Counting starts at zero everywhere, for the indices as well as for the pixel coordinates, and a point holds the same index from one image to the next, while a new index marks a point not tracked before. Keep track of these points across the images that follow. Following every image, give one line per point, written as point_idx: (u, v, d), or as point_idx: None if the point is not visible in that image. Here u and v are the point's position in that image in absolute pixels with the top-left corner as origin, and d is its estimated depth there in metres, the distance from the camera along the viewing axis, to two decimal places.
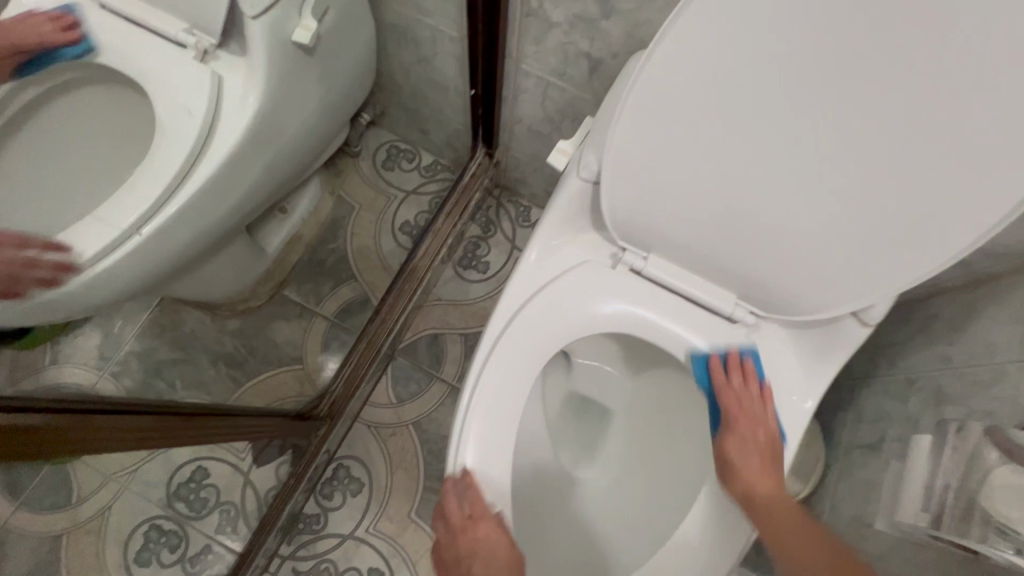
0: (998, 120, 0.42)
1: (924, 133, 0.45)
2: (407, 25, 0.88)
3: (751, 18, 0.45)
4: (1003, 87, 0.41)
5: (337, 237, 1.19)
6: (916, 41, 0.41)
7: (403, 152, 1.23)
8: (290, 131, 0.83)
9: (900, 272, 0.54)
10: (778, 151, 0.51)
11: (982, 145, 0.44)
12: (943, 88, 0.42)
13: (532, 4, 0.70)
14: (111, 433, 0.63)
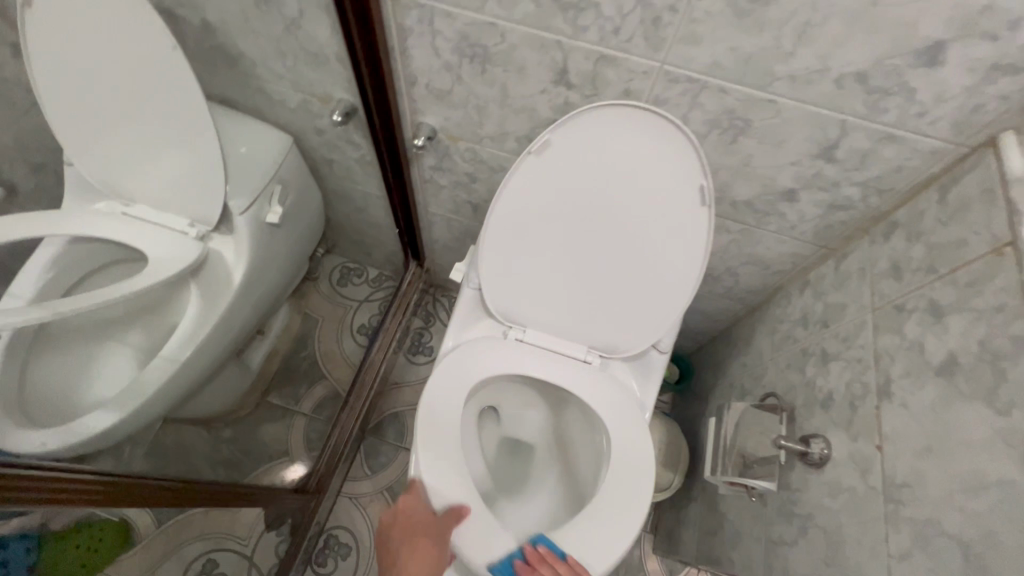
0: (671, 223, 0.77)
1: (641, 236, 0.79)
2: (345, 191, 1.23)
3: (531, 194, 0.80)
4: (663, 208, 0.76)
5: (307, 346, 1.48)
6: (613, 194, 0.77)
7: (353, 270, 1.57)
8: (268, 276, 1.14)
9: (670, 314, 0.86)
10: (576, 259, 0.84)
11: (671, 237, 0.79)
12: (638, 213, 0.77)
13: (427, 177, 1.07)
14: (143, 491, 0.87)
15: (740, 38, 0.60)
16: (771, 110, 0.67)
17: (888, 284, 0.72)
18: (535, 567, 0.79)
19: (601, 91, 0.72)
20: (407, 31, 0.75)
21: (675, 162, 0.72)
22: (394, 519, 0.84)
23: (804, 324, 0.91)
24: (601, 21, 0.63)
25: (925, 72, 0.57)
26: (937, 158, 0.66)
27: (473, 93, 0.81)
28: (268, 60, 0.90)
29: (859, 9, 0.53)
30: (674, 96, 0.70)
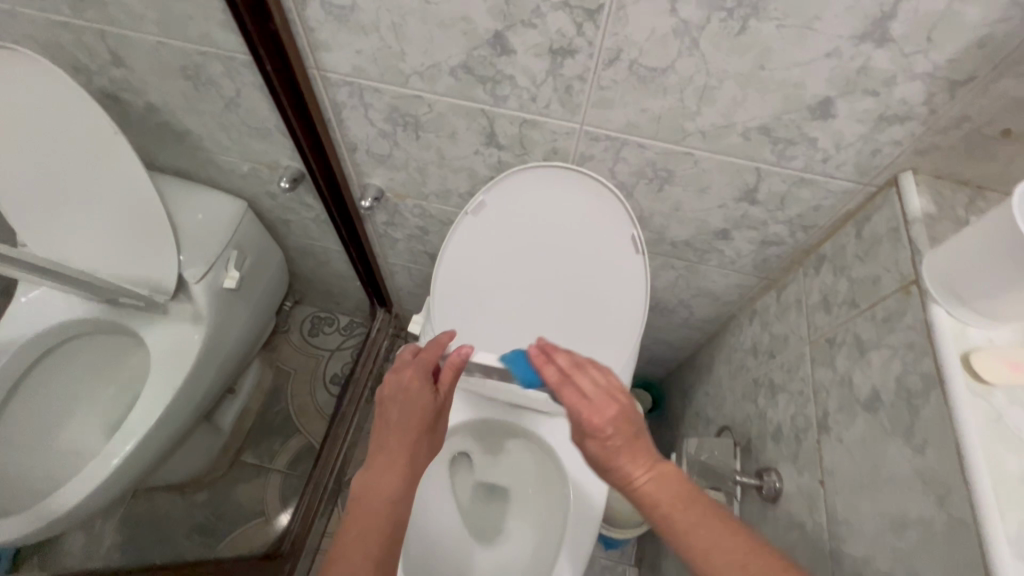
0: (613, 266, 0.79)
1: (588, 279, 0.80)
2: (305, 247, 1.24)
3: (479, 241, 0.81)
4: (604, 252, 0.79)
5: (279, 400, 1.46)
6: (554, 241, 0.79)
7: (324, 319, 1.56)
8: (230, 338, 1.14)
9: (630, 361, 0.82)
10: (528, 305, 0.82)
11: (615, 279, 0.80)
12: (581, 257, 0.79)
13: (381, 232, 1.08)
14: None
15: (648, 101, 0.63)
16: (689, 161, 0.70)
17: (821, 316, 0.74)
18: (549, 361, 0.64)
19: (530, 151, 0.75)
20: (340, 105, 0.77)
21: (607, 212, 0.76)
22: (384, 393, 0.73)
23: (755, 353, 0.93)
24: (518, 90, 0.66)
25: (820, 124, 0.60)
26: (849, 197, 0.69)
27: (411, 156, 0.84)
28: (213, 134, 0.92)
29: (749, 72, 0.56)
30: (598, 153, 0.72)
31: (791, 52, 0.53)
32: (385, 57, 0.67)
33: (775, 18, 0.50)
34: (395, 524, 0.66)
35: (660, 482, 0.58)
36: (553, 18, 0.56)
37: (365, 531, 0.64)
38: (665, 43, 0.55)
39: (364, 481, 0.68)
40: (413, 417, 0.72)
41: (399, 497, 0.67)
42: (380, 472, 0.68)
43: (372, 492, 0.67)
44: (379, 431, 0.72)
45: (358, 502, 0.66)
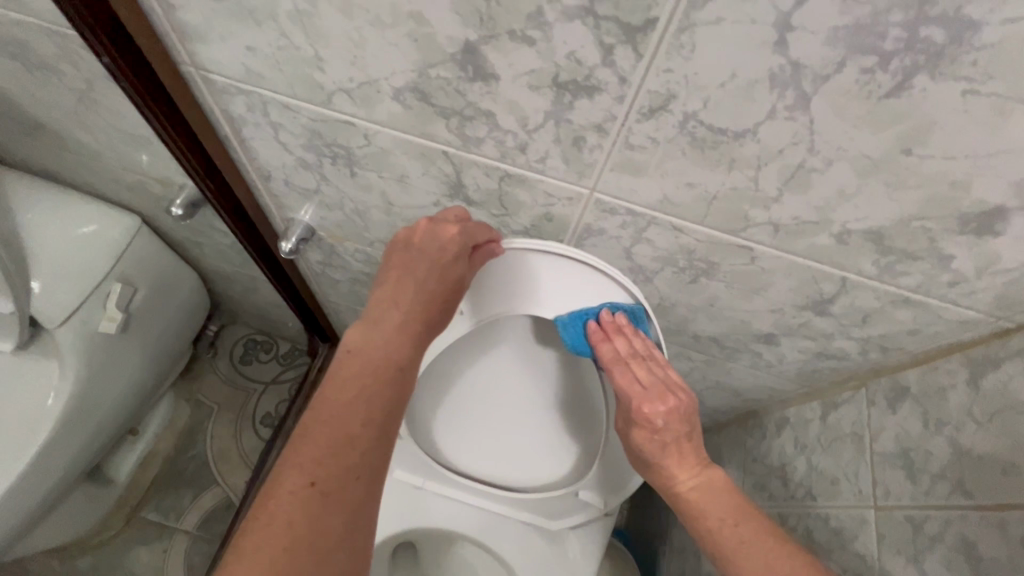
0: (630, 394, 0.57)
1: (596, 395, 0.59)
2: (225, 273, 0.98)
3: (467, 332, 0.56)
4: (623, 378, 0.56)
5: (196, 443, 1.21)
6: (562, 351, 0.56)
7: (260, 344, 1.30)
8: (111, 395, 0.87)
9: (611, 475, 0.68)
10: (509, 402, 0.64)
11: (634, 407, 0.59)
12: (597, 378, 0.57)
13: (317, 270, 0.83)
14: None
15: (699, 173, 0.40)
16: (745, 256, 0.47)
17: (897, 478, 0.53)
18: (609, 339, 0.51)
19: (513, 214, 0.52)
20: (239, 121, 0.52)
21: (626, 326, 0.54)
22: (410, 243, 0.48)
23: (782, 477, 0.72)
24: (498, 134, 0.43)
25: (969, 240, 0.38)
26: (966, 327, 0.48)
27: (347, 196, 0.60)
28: (75, 132, 0.66)
29: (882, 157, 0.34)
30: (611, 228, 0.50)
31: (965, 137, 0.31)
32: (293, 62, 0.42)
33: (966, 77, 0.28)
34: (401, 394, 0.45)
35: (717, 489, 0.50)
36: (564, 33, 0.33)
37: (360, 394, 0.42)
38: (750, 95, 0.33)
39: (365, 331, 0.46)
40: (437, 274, 0.47)
41: (408, 364, 0.46)
42: (384, 327, 0.46)
43: (375, 352, 0.44)
44: (389, 277, 0.48)
45: (353, 358, 0.44)
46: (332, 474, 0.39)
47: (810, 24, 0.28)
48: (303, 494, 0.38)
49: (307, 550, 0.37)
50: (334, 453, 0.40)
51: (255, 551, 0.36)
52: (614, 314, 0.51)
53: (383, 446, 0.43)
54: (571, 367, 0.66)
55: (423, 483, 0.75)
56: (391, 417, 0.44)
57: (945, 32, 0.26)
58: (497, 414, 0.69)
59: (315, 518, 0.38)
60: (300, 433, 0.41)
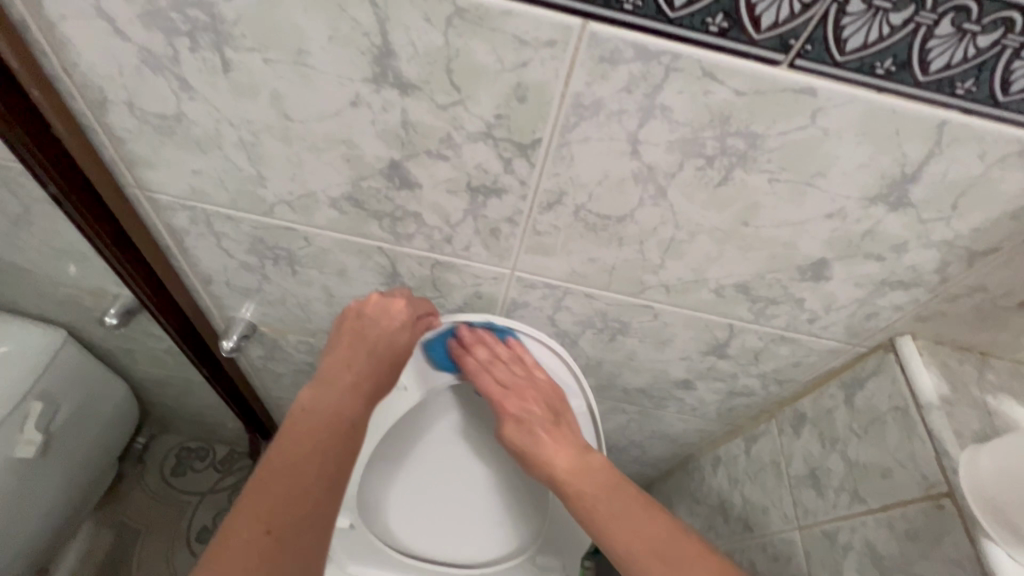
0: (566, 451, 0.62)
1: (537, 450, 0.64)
2: (158, 378, 0.95)
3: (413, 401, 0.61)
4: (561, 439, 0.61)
5: (120, 575, 1.09)
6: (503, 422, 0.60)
7: (195, 451, 1.23)
8: (23, 528, 0.80)
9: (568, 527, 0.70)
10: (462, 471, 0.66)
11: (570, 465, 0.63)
12: None
13: (258, 365, 0.84)
14: None
15: (598, 250, 0.48)
16: (649, 314, 0.55)
17: (810, 496, 0.60)
18: (470, 351, 0.57)
19: (446, 295, 0.57)
20: (181, 233, 0.56)
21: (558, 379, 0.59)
22: (363, 315, 0.52)
23: (723, 513, 0.77)
24: (426, 230, 0.49)
25: (811, 285, 0.48)
26: (834, 356, 0.57)
27: (288, 292, 0.63)
28: (4, 252, 0.66)
29: (729, 228, 0.43)
30: (533, 300, 0.56)
31: (783, 210, 0.41)
32: (236, 181, 0.47)
33: (768, 170, 0.38)
34: (352, 451, 0.46)
35: (586, 468, 0.53)
36: (471, 151, 0.41)
37: (319, 444, 0.44)
38: (622, 190, 0.41)
39: (318, 392, 0.48)
40: (386, 342, 0.53)
41: (358, 423, 0.48)
42: (337, 387, 0.49)
43: (329, 410, 0.47)
44: (340, 345, 0.52)
45: (307, 415, 0.46)
46: (287, 523, 0.39)
47: (652, 138, 0.37)
48: (258, 541, 0.37)
49: None
50: (291, 501, 0.40)
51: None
52: (473, 326, 0.57)
53: (336, 501, 0.43)
54: None
55: None
56: (345, 468, 0.45)
57: (743, 141, 0.36)
58: (452, 493, 0.71)
59: (272, 565, 0.37)
60: (253, 485, 0.40)
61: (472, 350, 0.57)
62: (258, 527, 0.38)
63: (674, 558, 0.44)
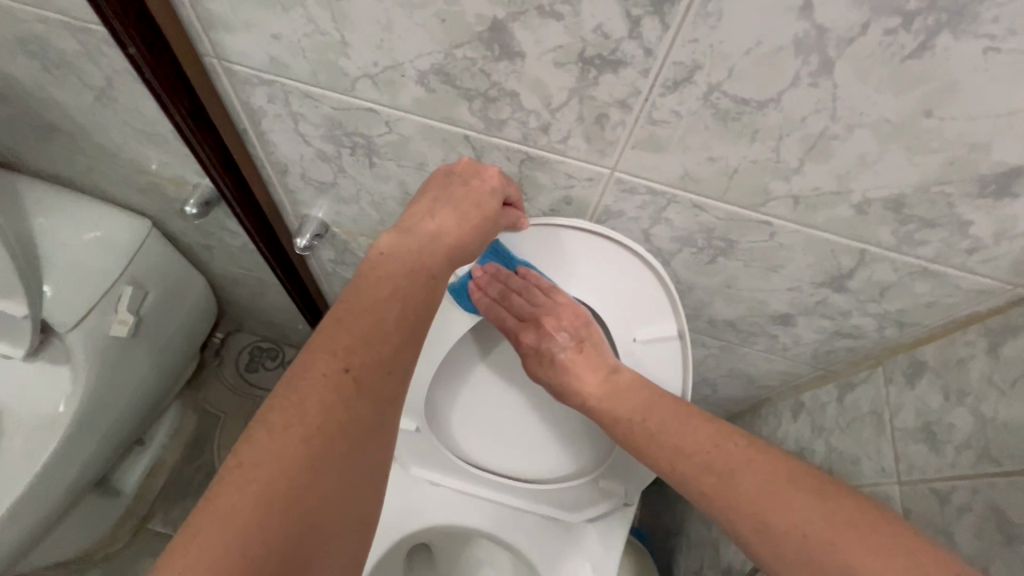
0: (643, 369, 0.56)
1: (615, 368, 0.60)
2: (233, 276, 0.98)
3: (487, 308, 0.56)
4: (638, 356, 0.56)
5: (203, 453, 1.20)
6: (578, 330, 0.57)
7: (266, 351, 1.29)
8: (121, 401, 0.86)
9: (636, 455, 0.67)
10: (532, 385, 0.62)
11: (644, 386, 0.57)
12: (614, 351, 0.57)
13: (328, 269, 0.84)
14: None
15: (722, 147, 0.41)
16: (764, 233, 0.48)
17: (920, 451, 0.53)
18: (485, 290, 0.55)
19: (532, 198, 0.52)
20: (259, 113, 0.53)
21: (648, 300, 0.53)
22: (452, 174, 0.47)
23: (799, 461, 0.72)
24: (521, 116, 0.43)
25: (987, 204, 0.39)
26: (982, 297, 0.49)
27: (363, 188, 0.60)
28: (92, 133, 0.67)
29: (903, 121, 0.35)
30: (630, 209, 0.50)
31: (985, 97, 0.32)
32: (318, 49, 0.43)
33: (987, 35, 0.29)
34: (433, 300, 0.43)
35: (614, 392, 0.53)
36: (593, 7, 0.34)
37: (398, 290, 0.40)
38: (775, 63, 0.34)
39: (400, 235, 0.44)
40: (475, 202, 0.46)
41: (442, 274, 0.44)
42: (419, 235, 0.44)
43: (411, 255, 0.43)
44: (425, 198, 0.46)
45: (387, 258, 0.42)
46: (367, 363, 0.37)
47: None
48: (337, 379, 0.36)
49: (337, 434, 0.35)
50: (368, 342, 0.38)
51: (287, 427, 0.34)
52: (485, 266, 0.55)
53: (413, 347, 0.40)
54: None
55: (438, 481, 0.74)
56: (424, 318, 0.41)
57: None
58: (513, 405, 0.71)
59: (349, 404, 0.36)
60: (330, 321, 0.38)
61: (486, 291, 0.55)
62: (336, 364, 0.36)
63: (769, 496, 0.43)
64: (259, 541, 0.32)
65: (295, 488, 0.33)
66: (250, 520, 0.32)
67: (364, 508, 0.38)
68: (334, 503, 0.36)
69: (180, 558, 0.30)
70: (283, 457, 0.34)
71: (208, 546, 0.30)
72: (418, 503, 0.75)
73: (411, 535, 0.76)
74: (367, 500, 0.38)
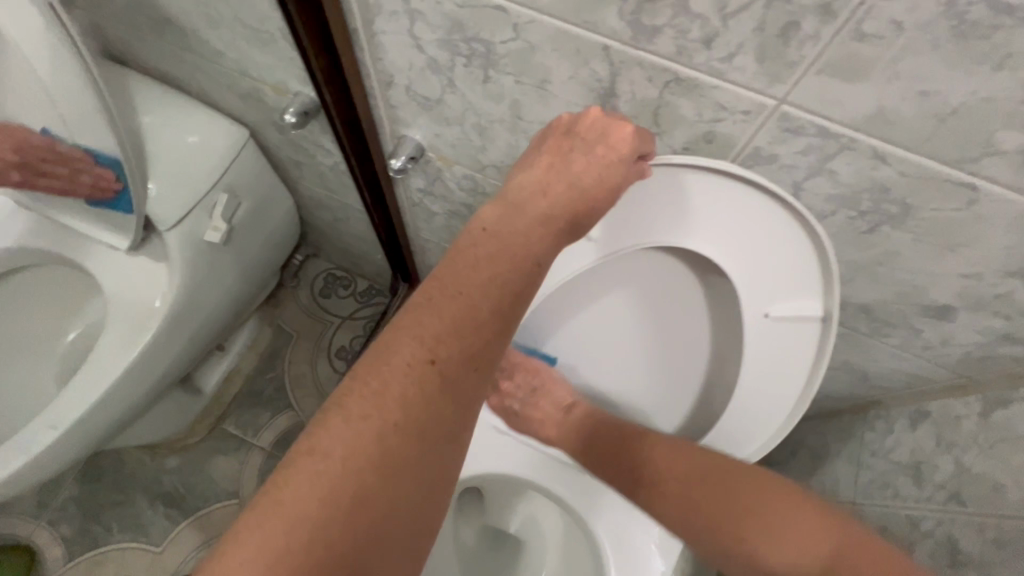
0: (763, 347, 0.49)
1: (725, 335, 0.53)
2: (320, 198, 0.98)
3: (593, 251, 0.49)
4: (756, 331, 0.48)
5: (275, 366, 1.26)
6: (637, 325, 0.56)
7: (339, 279, 1.31)
8: (209, 306, 0.90)
9: None
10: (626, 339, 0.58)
11: (759, 364, 0.49)
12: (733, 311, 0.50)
13: (414, 199, 0.80)
14: None
15: (946, 76, 0.32)
16: (959, 200, 0.39)
17: None
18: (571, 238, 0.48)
19: (665, 132, 0.45)
20: (373, 10, 0.48)
21: (798, 268, 0.45)
22: (573, 129, 0.42)
23: (914, 474, 0.63)
24: (682, 22, 0.36)
25: None
26: None
27: (471, 108, 0.55)
28: (202, 29, 0.65)
29: None
30: (786, 154, 0.42)
31: None
32: None
33: None
34: (527, 293, 0.39)
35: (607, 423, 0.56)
36: None
37: (495, 280, 0.37)
38: None
39: (504, 211, 0.40)
40: (592, 173, 0.41)
41: (543, 262, 0.39)
42: (525, 214, 0.40)
43: (511, 239, 0.39)
44: (537, 164, 0.42)
45: (489, 239, 0.39)
46: (456, 356, 0.35)
47: None
48: (420, 372, 0.34)
49: (414, 432, 0.34)
50: (458, 334, 0.35)
51: (363, 418, 0.33)
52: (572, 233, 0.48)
53: (500, 346, 0.37)
54: (697, 342, 0.55)
55: (502, 431, 0.72)
56: (517, 313, 0.38)
57: None
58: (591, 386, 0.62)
59: (431, 401, 0.34)
60: (420, 304, 0.36)
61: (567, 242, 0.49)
62: (424, 356, 0.34)
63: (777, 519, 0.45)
64: (324, 537, 0.30)
65: (364, 485, 0.32)
66: (317, 511, 0.30)
67: (432, 510, 0.35)
68: (403, 505, 0.33)
69: (245, 545, 0.29)
70: (357, 450, 0.32)
71: (279, 523, 0.30)
72: (480, 449, 0.73)
73: (470, 480, 0.75)
74: (437, 511, 0.35)
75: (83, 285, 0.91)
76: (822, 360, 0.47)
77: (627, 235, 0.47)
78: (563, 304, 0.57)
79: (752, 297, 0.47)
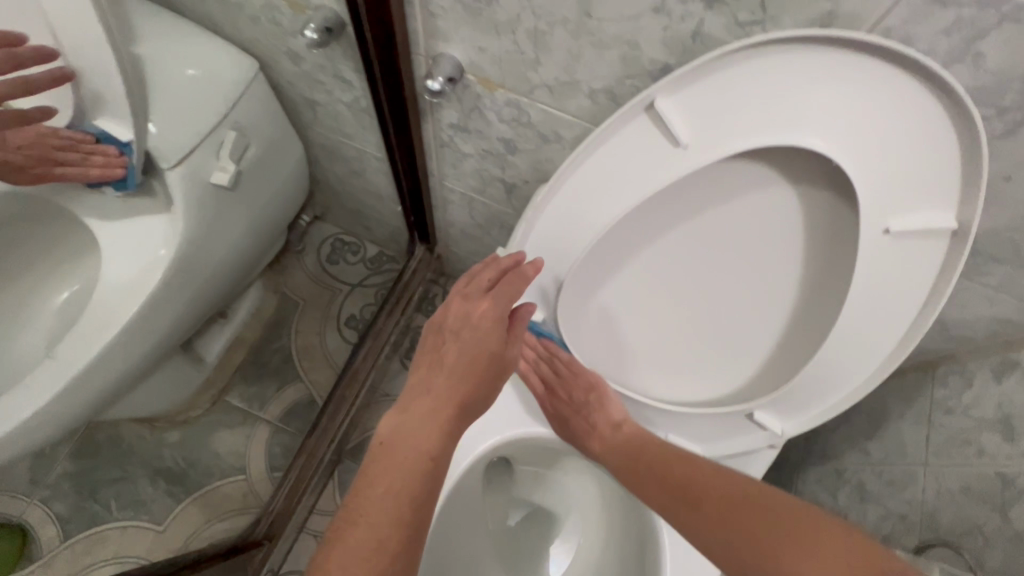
0: (876, 259, 0.43)
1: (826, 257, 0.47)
2: (334, 147, 0.90)
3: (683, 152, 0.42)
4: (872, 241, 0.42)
5: (281, 336, 1.18)
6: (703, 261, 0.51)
7: (348, 245, 1.23)
8: (213, 262, 0.81)
9: (824, 390, 0.52)
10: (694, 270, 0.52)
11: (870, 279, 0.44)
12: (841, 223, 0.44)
13: (444, 138, 0.72)
14: None
15: None
16: None
17: None
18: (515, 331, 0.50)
19: (776, 16, 0.39)
20: None
21: (934, 177, 0.40)
22: (444, 321, 0.50)
23: (1004, 429, 0.58)
24: None
25: None
26: None
27: (530, 7, 0.48)
28: None
29: None
30: (928, 34, 0.36)
31: None
32: None
33: None
34: (433, 488, 0.44)
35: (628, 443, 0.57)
36: None
37: (395, 488, 0.42)
38: None
39: (396, 424, 0.46)
40: (472, 355, 0.48)
41: (442, 455, 0.45)
42: (417, 417, 0.46)
43: (406, 442, 0.45)
44: (422, 367, 0.49)
45: (384, 454, 0.44)
46: None
47: None
48: None
49: None
50: (366, 561, 0.39)
51: None
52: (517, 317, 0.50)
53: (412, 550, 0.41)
54: (787, 266, 0.49)
55: None
56: (424, 509, 0.43)
57: None
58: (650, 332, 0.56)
59: None
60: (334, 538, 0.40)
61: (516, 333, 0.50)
62: None
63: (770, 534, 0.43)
64: None
65: None
66: None
67: None
68: None
69: None
70: None
71: None
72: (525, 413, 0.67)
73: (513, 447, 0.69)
74: None
75: (83, 247, 0.82)
76: (949, 280, 0.43)
77: (738, 132, 0.40)
78: (633, 231, 0.50)
79: (875, 203, 0.41)
